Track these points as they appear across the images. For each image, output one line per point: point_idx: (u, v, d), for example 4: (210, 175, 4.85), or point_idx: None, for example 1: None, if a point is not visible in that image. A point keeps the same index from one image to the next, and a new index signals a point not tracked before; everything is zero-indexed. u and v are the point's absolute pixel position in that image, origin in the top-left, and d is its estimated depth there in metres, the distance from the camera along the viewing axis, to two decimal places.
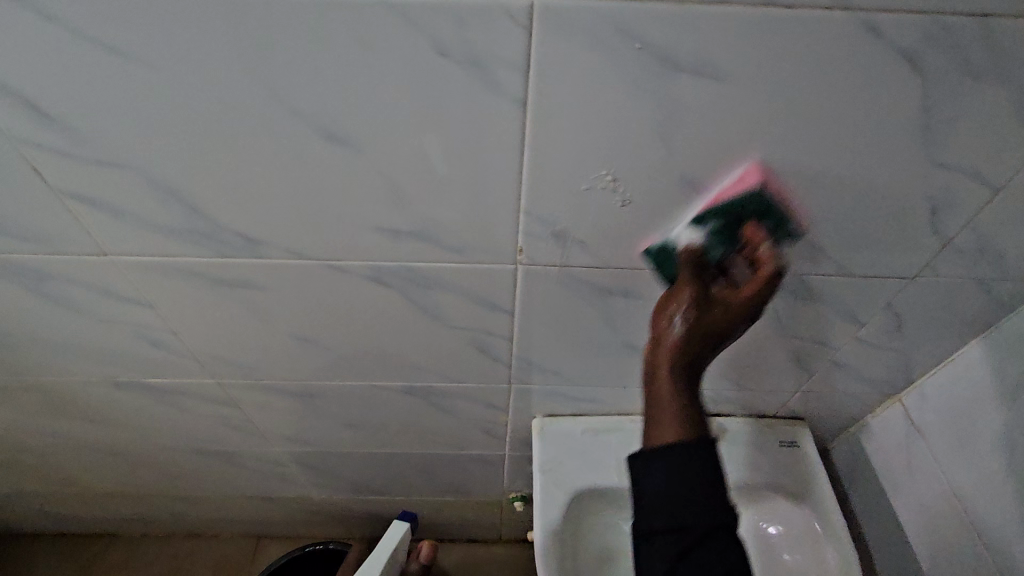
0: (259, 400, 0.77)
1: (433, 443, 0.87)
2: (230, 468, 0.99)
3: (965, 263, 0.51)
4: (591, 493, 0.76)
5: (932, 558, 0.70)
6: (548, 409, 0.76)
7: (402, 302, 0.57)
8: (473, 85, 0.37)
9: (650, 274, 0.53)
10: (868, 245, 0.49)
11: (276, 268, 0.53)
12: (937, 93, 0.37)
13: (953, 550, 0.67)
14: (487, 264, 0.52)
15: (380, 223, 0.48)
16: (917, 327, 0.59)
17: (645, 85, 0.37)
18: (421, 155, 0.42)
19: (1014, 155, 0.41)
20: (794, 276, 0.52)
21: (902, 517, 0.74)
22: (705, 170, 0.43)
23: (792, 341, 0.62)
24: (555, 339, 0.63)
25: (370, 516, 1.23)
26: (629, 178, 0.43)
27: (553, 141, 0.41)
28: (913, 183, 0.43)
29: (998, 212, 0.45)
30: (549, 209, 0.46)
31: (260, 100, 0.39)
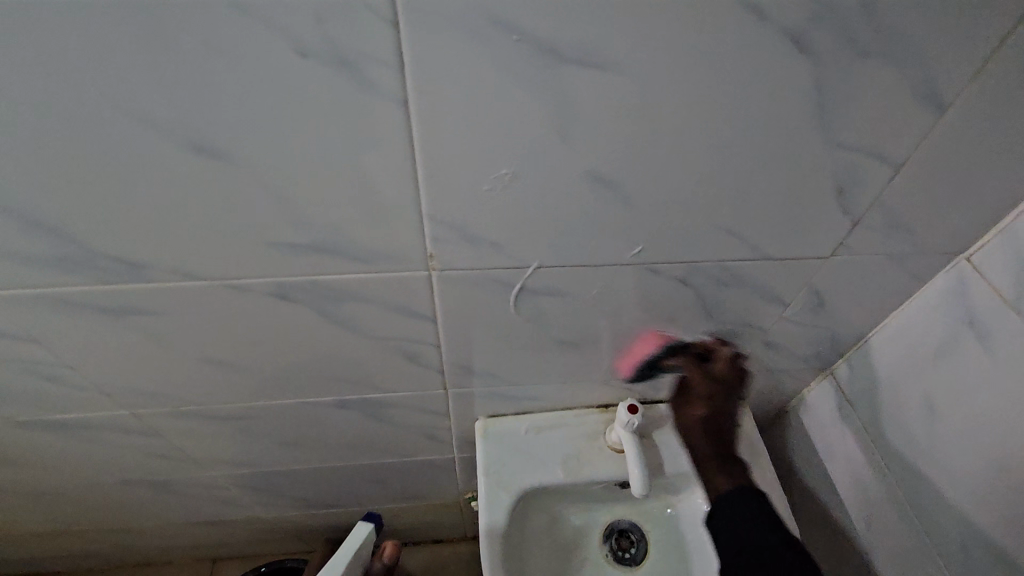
0: (183, 427, 0.73)
1: (378, 453, 0.85)
2: (167, 496, 0.94)
3: (876, 240, 0.51)
4: (537, 491, 0.74)
5: (866, 525, 0.71)
6: (489, 410, 0.74)
7: (316, 316, 0.54)
8: (345, 86, 0.34)
9: (570, 271, 0.51)
10: (780, 229, 0.48)
11: (169, 291, 0.49)
12: (827, 74, 0.36)
13: (884, 517, 0.68)
14: (398, 272, 0.49)
15: (274, 237, 0.44)
16: (838, 304, 0.60)
17: (530, 78, 0.35)
18: (305, 164, 0.39)
19: (909, 132, 0.41)
20: (713, 263, 0.52)
21: (838, 487, 0.75)
22: (608, 163, 0.41)
23: (721, 326, 0.62)
24: (485, 342, 0.61)
25: (328, 528, 1.20)
26: (531, 175, 0.41)
27: (444, 143, 0.38)
28: (815, 165, 0.42)
29: (902, 188, 0.45)
30: (452, 213, 0.44)
31: (109, 113, 0.35)
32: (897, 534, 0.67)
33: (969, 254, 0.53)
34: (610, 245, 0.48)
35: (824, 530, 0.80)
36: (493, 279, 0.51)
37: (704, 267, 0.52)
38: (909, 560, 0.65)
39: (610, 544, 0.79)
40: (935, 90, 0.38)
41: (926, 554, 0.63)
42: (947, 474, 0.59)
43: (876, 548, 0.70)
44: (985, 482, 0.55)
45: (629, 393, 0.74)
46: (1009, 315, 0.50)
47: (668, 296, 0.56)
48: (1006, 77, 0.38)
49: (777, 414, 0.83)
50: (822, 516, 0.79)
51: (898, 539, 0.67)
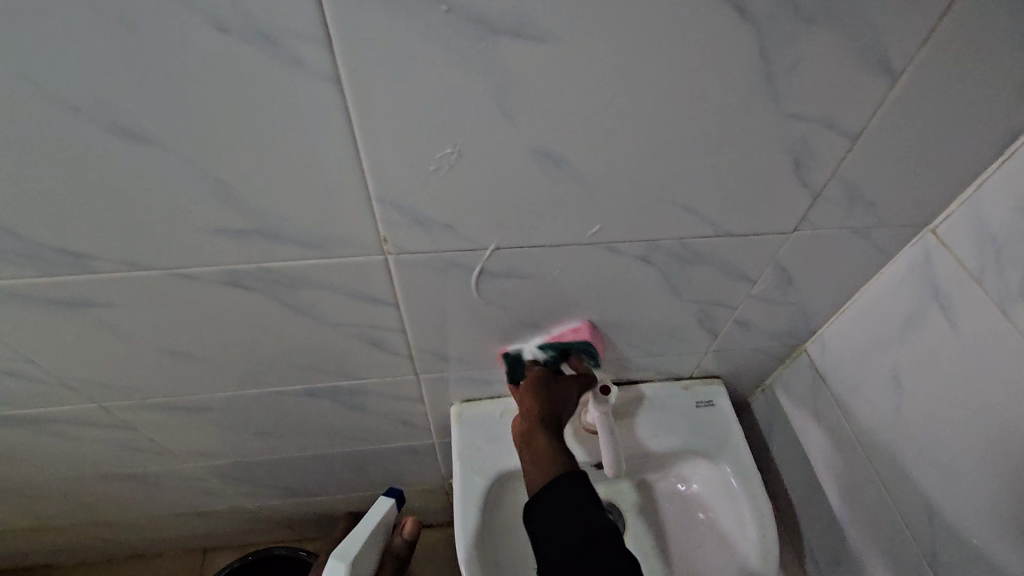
0: (153, 419, 0.72)
1: (356, 440, 0.85)
2: (147, 488, 0.94)
3: (839, 214, 0.50)
4: (512, 474, 0.74)
5: (839, 500, 0.72)
6: (463, 395, 0.74)
7: (274, 303, 0.53)
8: (271, 65, 0.33)
9: (529, 252, 0.51)
10: (740, 203, 0.47)
11: (119, 282, 0.48)
12: (773, 42, 0.35)
13: (856, 491, 0.69)
14: (353, 256, 0.48)
15: (220, 224, 0.43)
16: (806, 280, 0.59)
17: (465, 53, 0.34)
18: (241, 148, 0.38)
19: (863, 101, 0.40)
20: (676, 240, 0.51)
21: (813, 463, 0.75)
22: (556, 140, 0.40)
23: (690, 304, 0.62)
24: (452, 327, 0.60)
25: (316, 516, 1.20)
26: (476, 153, 0.40)
27: (383, 122, 0.37)
28: (769, 137, 0.41)
29: (860, 159, 0.45)
30: (401, 194, 0.43)
31: (27, 100, 0.34)
32: (868, 508, 0.67)
33: (935, 226, 0.53)
34: (567, 224, 0.47)
35: (800, 505, 0.80)
36: (451, 262, 0.50)
37: (665, 244, 0.51)
38: (879, 533, 0.66)
39: None
40: (886, 56, 0.37)
41: (895, 527, 0.64)
42: (913, 448, 0.59)
43: (848, 521, 0.71)
44: (949, 456, 0.55)
45: (602, 374, 0.73)
46: (973, 287, 0.50)
47: (632, 275, 0.56)
48: (959, 41, 0.37)
49: (755, 391, 0.83)
50: (798, 492, 0.80)
51: (870, 513, 0.67)
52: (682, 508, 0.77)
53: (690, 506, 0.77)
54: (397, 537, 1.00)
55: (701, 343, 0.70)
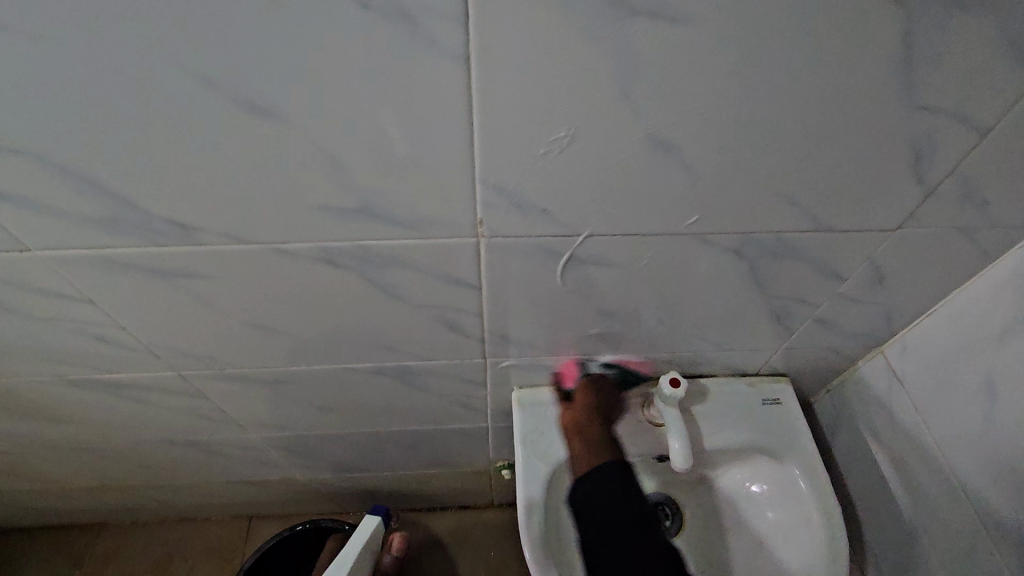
0: (226, 390, 0.74)
1: (413, 420, 0.86)
2: (208, 455, 0.97)
3: (948, 213, 0.48)
4: (574, 462, 0.74)
5: (912, 506, 0.70)
6: (526, 380, 0.74)
7: (363, 282, 0.54)
8: (406, 41, 0.33)
9: (620, 241, 0.50)
10: (847, 198, 0.46)
11: (220, 254, 0.49)
12: (921, 29, 0.33)
13: (931, 499, 0.67)
14: (447, 238, 0.48)
15: (325, 201, 0.44)
16: (898, 280, 0.57)
17: (599, 34, 0.33)
18: (359, 125, 0.38)
19: (1003, 94, 0.38)
20: (772, 234, 0.50)
21: (883, 467, 0.74)
22: (672, 126, 0.39)
23: (771, 300, 0.60)
24: (528, 313, 0.60)
25: (360, 491, 1.23)
26: (590, 139, 0.40)
27: (503, 102, 0.37)
28: (894, 129, 0.40)
29: (984, 156, 0.43)
30: (506, 177, 0.42)
31: (168, 72, 0.35)
32: (943, 516, 0.65)
33: None
34: (666, 214, 0.46)
35: (865, 509, 0.78)
36: (542, 248, 0.50)
37: (761, 238, 0.50)
38: (955, 543, 0.64)
39: None
40: None
41: (974, 538, 0.62)
42: (1002, 457, 0.57)
43: (920, 529, 0.69)
44: None
45: (668, 367, 0.73)
46: None
47: (719, 268, 0.55)
48: None
49: (821, 392, 0.82)
50: (862, 496, 0.78)
51: (945, 522, 0.65)
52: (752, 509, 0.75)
53: (759, 508, 0.75)
54: (387, 556, 1.18)
55: (774, 340, 0.68)
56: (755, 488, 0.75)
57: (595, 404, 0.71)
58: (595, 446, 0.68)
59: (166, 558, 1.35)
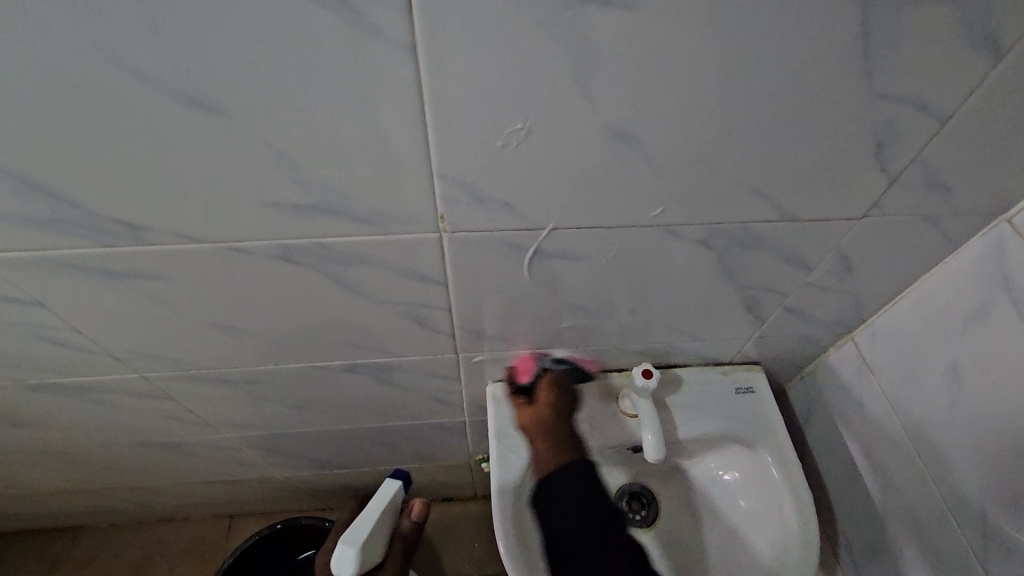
0: (193, 391, 0.72)
1: (389, 416, 0.85)
2: (182, 456, 0.95)
3: (911, 201, 0.48)
4: (549, 456, 0.74)
5: (881, 488, 0.71)
6: (501, 374, 0.74)
7: (325, 280, 0.52)
8: (348, 32, 0.32)
9: (586, 234, 0.49)
10: (811, 188, 0.45)
11: (173, 254, 0.48)
12: (877, 15, 0.33)
13: (900, 482, 0.68)
14: (408, 234, 0.47)
15: (278, 198, 0.42)
16: (865, 268, 0.57)
17: (551, 23, 0.32)
18: (307, 118, 0.37)
19: (960, 82, 0.37)
20: (738, 225, 0.49)
21: (853, 451, 0.74)
22: (631, 116, 0.38)
23: (741, 290, 0.60)
24: (498, 307, 0.60)
25: (341, 487, 1.22)
26: (547, 131, 0.39)
27: (455, 94, 0.36)
28: (854, 117, 0.39)
29: (944, 144, 0.42)
30: (465, 171, 0.41)
31: (99, 65, 0.33)
32: (912, 499, 0.66)
33: (1010, 215, 0.50)
34: (630, 205, 0.46)
35: (838, 494, 0.79)
36: (507, 242, 0.49)
37: (727, 228, 0.50)
38: (923, 525, 0.65)
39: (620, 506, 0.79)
40: (995, 32, 0.34)
41: (940, 519, 0.63)
42: (967, 440, 0.58)
43: (890, 511, 0.70)
44: (1006, 451, 0.54)
45: (642, 358, 0.73)
46: None
47: (687, 259, 0.54)
48: None
49: (794, 379, 0.82)
50: (835, 481, 0.79)
51: (915, 506, 0.66)
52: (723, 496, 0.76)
53: (730, 495, 0.76)
54: (405, 520, 0.99)
55: (746, 329, 0.68)
56: (726, 476, 0.76)
57: (558, 404, 0.75)
58: (555, 443, 0.74)
59: (145, 559, 1.33)
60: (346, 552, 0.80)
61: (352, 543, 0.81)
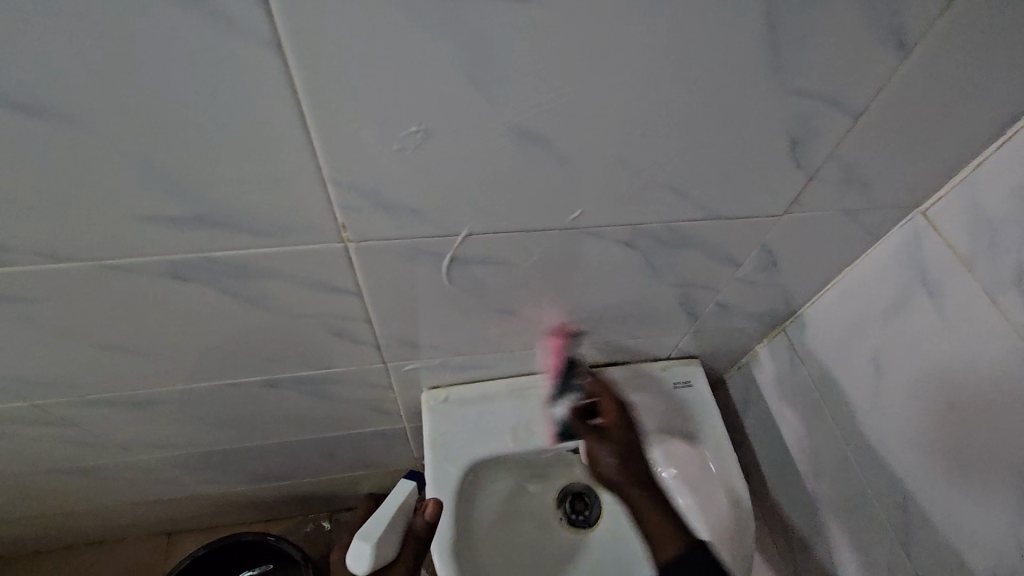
0: (98, 414, 0.66)
1: (323, 427, 0.81)
2: (101, 480, 0.88)
3: (832, 197, 0.47)
4: (487, 462, 0.72)
5: (813, 475, 0.72)
6: (436, 381, 0.71)
7: (224, 295, 0.48)
8: (196, 25, 0.27)
9: (506, 238, 0.46)
10: (731, 186, 0.44)
11: (38, 274, 0.42)
12: (781, 9, 0.31)
13: (829, 468, 0.69)
14: (309, 245, 0.43)
15: (150, 210, 0.38)
16: (792, 262, 0.57)
17: (432, 15, 0.29)
18: (168, 123, 0.32)
19: (871, 77, 0.36)
20: (661, 224, 0.48)
21: (786, 439, 0.75)
22: (536, 115, 0.35)
23: (673, 287, 0.59)
24: (422, 314, 0.56)
25: (286, 498, 1.17)
26: (445, 133, 0.35)
27: (336, 94, 0.32)
28: (769, 114, 0.38)
29: (860, 140, 0.42)
30: (361, 177, 0.38)
31: None
32: (840, 485, 0.68)
33: (925, 207, 0.51)
34: (547, 209, 0.43)
35: (774, 481, 0.80)
36: (420, 249, 0.46)
37: (650, 228, 0.48)
38: (850, 510, 0.67)
39: (565, 507, 0.79)
40: (902, 26, 0.33)
41: (866, 505, 0.64)
42: (889, 428, 0.59)
43: (821, 497, 0.71)
44: (925, 439, 0.55)
45: (579, 358, 0.71)
46: (960, 272, 0.48)
47: (615, 260, 0.52)
48: (978, 9, 0.33)
49: (731, 370, 0.83)
50: (772, 469, 0.80)
51: (845, 493, 0.67)
52: (659, 492, 0.75)
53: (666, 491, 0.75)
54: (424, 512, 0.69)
55: (682, 325, 0.67)
56: (664, 474, 0.74)
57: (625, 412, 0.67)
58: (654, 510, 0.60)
59: None
60: (362, 550, 0.56)
61: (368, 538, 0.56)
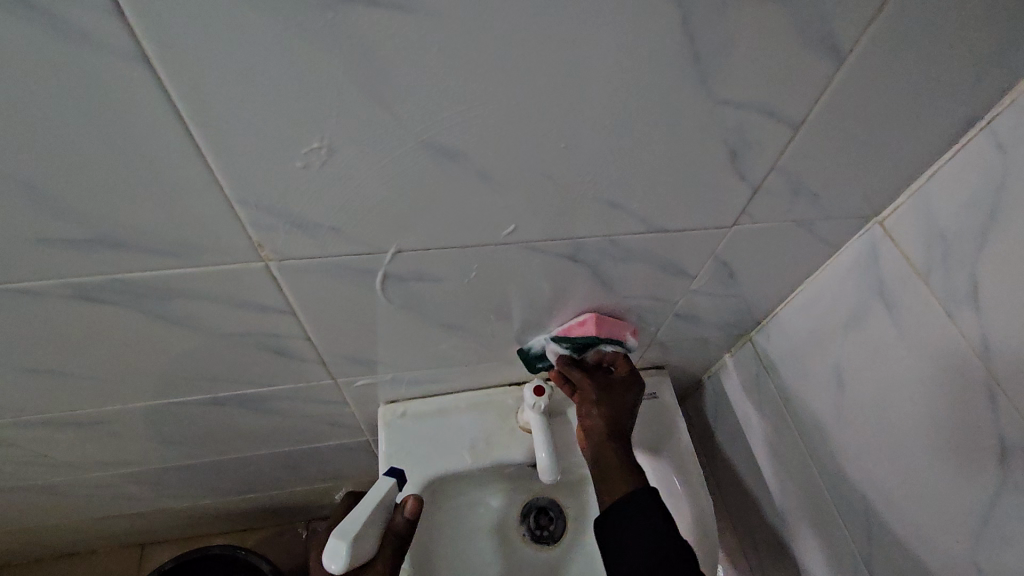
0: (36, 434, 0.64)
1: (281, 442, 0.79)
2: (56, 497, 0.86)
3: (781, 208, 0.45)
4: (444, 479, 0.69)
5: (779, 488, 0.70)
6: (391, 395, 0.69)
7: (145, 315, 0.46)
8: (48, 40, 0.25)
9: (439, 254, 0.44)
10: (671, 198, 0.42)
11: None
12: (696, 15, 0.29)
13: (795, 481, 0.67)
14: (225, 265, 0.41)
15: (43, 233, 0.35)
16: (749, 274, 0.55)
17: (311, 25, 0.26)
18: (41, 144, 0.30)
19: (806, 85, 0.34)
20: (603, 238, 0.45)
21: (755, 450, 0.73)
22: (447, 130, 0.33)
23: (627, 299, 0.57)
24: (363, 331, 0.54)
25: (257, 509, 1.15)
26: (350, 148, 0.33)
27: (221, 109, 0.30)
28: (701, 125, 0.36)
29: (802, 150, 0.40)
30: (268, 196, 0.35)
31: None
32: (806, 499, 0.66)
33: (882, 217, 0.48)
34: (477, 224, 0.41)
35: (744, 492, 0.78)
36: (347, 267, 0.44)
37: (592, 242, 0.46)
38: (814, 526, 0.64)
39: (529, 523, 0.76)
40: (832, 31, 0.31)
41: (830, 522, 0.62)
42: (849, 444, 0.57)
43: (787, 512, 0.69)
44: (883, 456, 0.53)
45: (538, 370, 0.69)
46: (916, 285, 0.46)
47: (560, 273, 0.50)
48: (914, 13, 0.31)
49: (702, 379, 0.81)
50: (741, 480, 0.78)
51: (810, 508, 0.65)
52: None
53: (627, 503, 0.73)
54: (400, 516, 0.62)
55: (643, 336, 0.65)
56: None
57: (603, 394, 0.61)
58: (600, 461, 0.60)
59: None
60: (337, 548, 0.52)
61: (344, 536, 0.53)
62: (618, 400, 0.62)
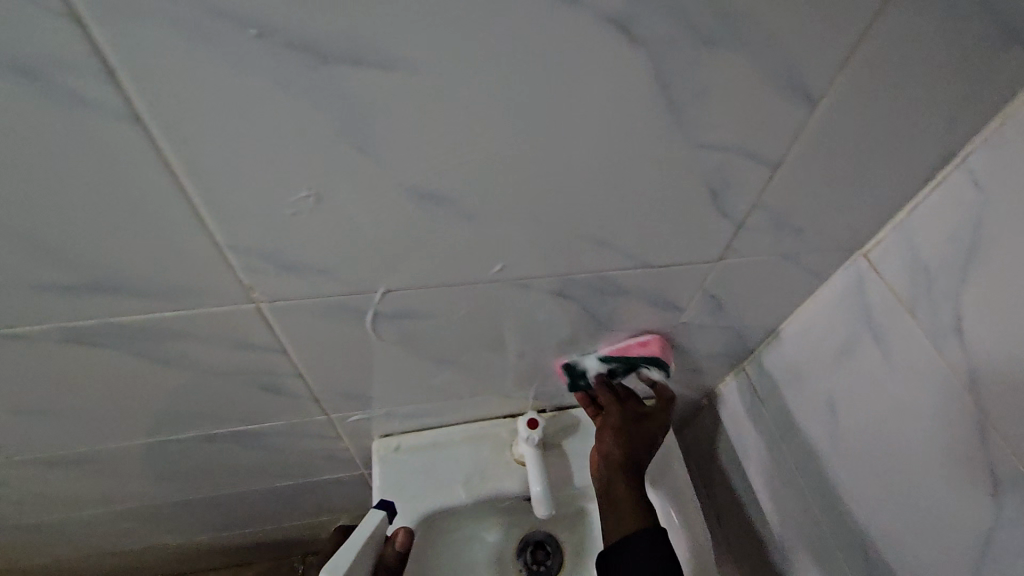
0: (29, 473, 0.64)
1: (275, 477, 0.78)
2: (47, 535, 0.85)
3: (765, 243, 0.46)
4: (439, 514, 0.69)
5: (778, 521, 0.69)
6: (385, 429, 0.68)
7: (137, 356, 0.46)
8: (45, 104, 0.26)
9: (429, 293, 0.45)
10: (656, 236, 0.43)
11: None
12: (670, 68, 0.30)
13: (793, 513, 0.66)
14: (217, 306, 0.41)
15: (36, 280, 0.36)
16: (739, 306, 0.55)
17: (297, 85, 0.27)
18: (36, 197, 0.31)
19: (782, 129, 0.35)
20: (591, 274, 0.46)
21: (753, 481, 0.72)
22: (433, 178, 0.34)
23: (617, 332, 0.57)
24: (356, 367, 0.54)
25: (252, 544, 1.13)
26: (337, 197, 0.34)
27: (211, 163, 0.31)
28: (682, 167, 0.36)
29: (783, 189, 0.40)
30: (258, 242, 0.36)
31: None
32: (805, 531, 0.65)
33: (867, 250, 0.49)
34: (464, 264, 0.41)
35: (743, 526, 0.77)
36: (338, 307, 0.44)
37: (580, 278, 0.46)
38: (813, 560, 0.63)
39: (525, 558, 0.75)
40: (804, 79, 0.32)
41: (830, 556, 0.61)
42: (846, 475, 0.56)
43: (785, 545, 0.68)
44: (880, 488, 0.52)
45: (533, 402, 0.69)
46: (902, 317, 0.46)
47: (550, 308, 0.51)
48: (885, 61, 0.32)
49: (699, 408, 0.80)
50: (739, 511, 0.77)
51: (808, 542, 0.64)
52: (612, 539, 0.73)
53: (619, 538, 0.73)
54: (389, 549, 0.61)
55: (637, 367, 0.65)
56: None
57: (631, 417, 0.65)
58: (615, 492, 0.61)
59: None
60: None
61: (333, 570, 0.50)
62: (643, 430, 0.65)
